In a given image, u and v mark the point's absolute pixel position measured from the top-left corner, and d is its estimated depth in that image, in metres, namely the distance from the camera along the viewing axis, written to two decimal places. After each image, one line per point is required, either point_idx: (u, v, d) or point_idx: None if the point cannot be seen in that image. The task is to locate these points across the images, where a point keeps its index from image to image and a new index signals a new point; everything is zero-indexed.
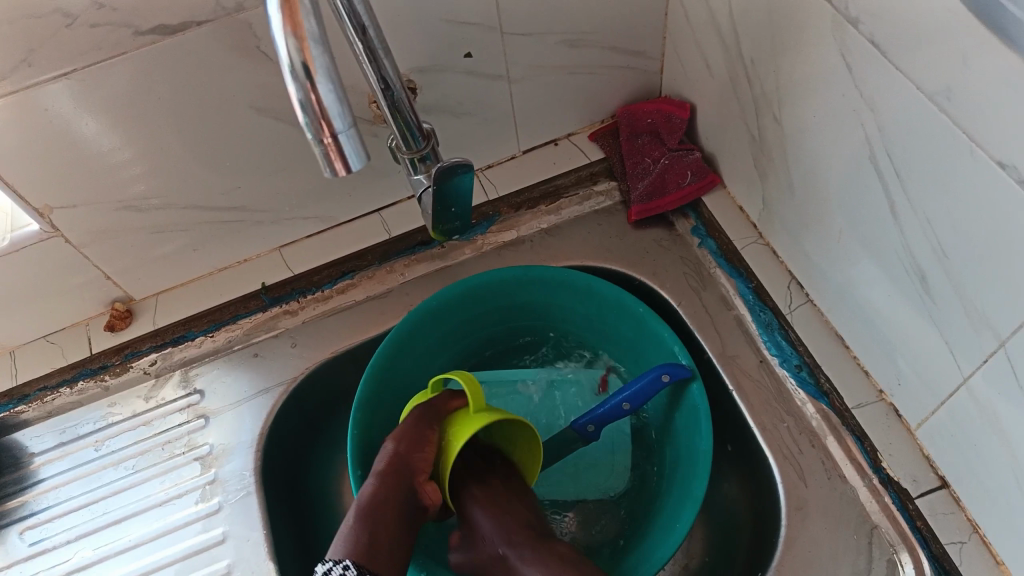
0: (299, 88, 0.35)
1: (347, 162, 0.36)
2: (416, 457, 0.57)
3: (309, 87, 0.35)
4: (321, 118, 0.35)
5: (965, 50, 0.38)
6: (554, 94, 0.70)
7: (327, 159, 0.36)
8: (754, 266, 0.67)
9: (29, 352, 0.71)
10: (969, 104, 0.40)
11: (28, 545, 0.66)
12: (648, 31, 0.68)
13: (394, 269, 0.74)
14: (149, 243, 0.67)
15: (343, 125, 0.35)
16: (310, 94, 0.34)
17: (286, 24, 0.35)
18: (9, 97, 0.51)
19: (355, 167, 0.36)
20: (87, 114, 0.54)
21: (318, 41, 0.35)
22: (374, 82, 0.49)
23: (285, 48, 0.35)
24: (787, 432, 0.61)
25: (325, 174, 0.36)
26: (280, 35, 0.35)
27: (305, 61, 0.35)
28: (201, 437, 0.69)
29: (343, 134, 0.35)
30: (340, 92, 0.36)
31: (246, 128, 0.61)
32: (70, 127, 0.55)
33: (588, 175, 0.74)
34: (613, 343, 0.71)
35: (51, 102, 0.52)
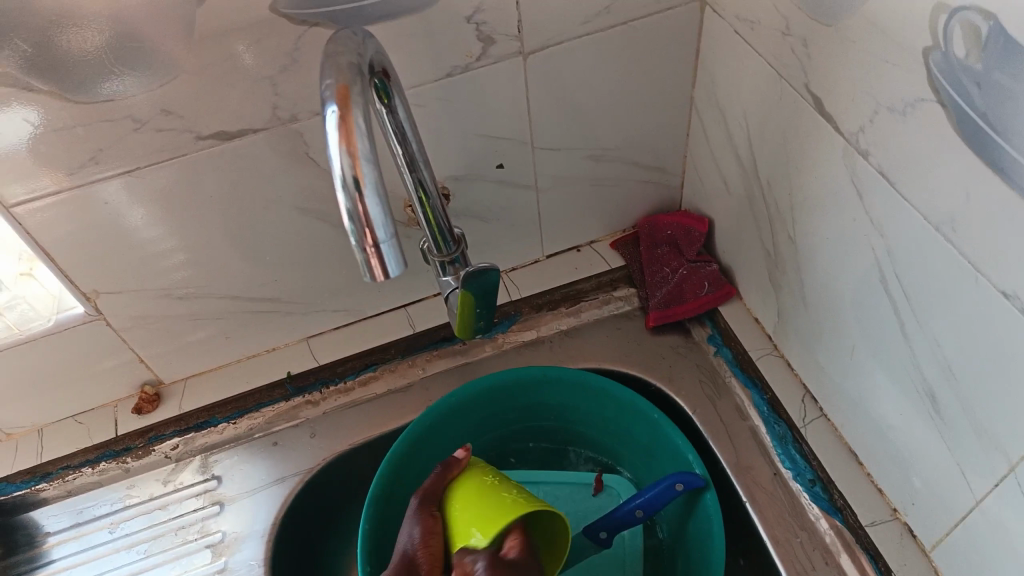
0: (349, 200, 0.38)
1: (386, 269, 0.39)
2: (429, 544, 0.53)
3: (357, 200, 0.38)
4: (366, 228, 0.38)
5: (967, 185, 0.41)
6: (578, 203, 0.73)
7: (370, 267, 0.39)
8: (769, 377, 0.68)
9: (56, 431, 0.73)
10: (972, 234, 0.42)
11: None
12: (669, 149, 0.72)
13: (416, 363, 0.76)
14: (184, 330, 0.70)
15: (385, 236, 0.38)
16: (358, 206, 0.38)
17: (341, 139, 0.38)
18: (75, 187, 0.55)
19: (393, 274, 0.39)
20: (143, 206, 0.58)
21: (371, 157, 0.38)
22: (412, 189, 0.52)
23: (339, 162, 0.38)
24: (801, 546, 0.61)
25: (364, 278, 0.39)
26: (335, 149, 0.38)
27: (356, 176, 0.38)
28: (215, 523, 0.69)
29: (385, 244, 0.38)
30: (385, 205, 0.39)
31: (286, 225, 0.65)
32: (126, 218, 0.59)
33: (608, 281, 0.77)
34: (627, 448, 0.72)
35: (112, 195, 0.56)
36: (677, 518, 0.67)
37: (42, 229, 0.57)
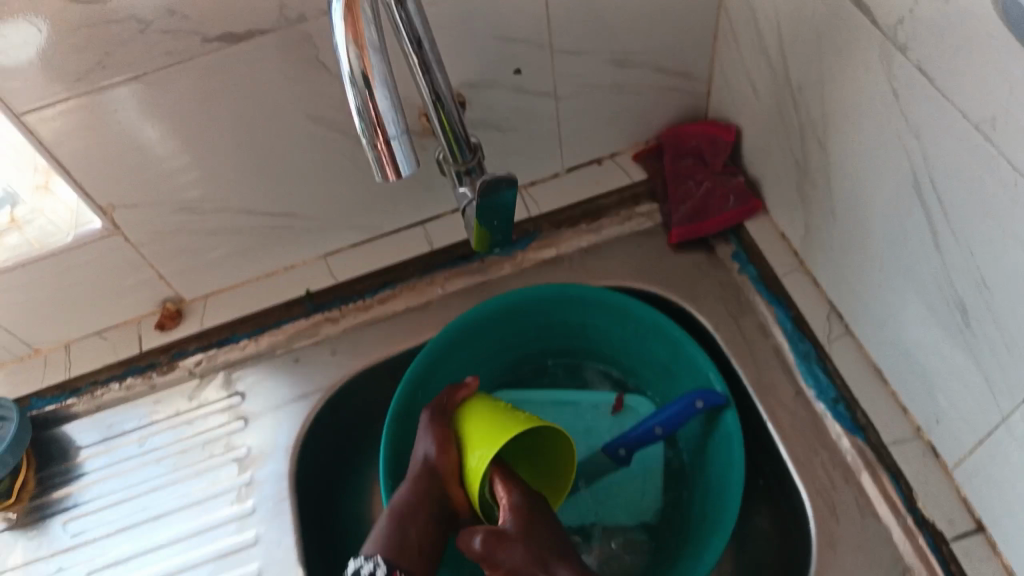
0: (360, 99, 0.38)
1: (397, 167, 0.40)
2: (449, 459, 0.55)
3: (367, 96, 0.38)
4: (375, 125, 0.38)
5: (1013, 78, 0.38)
6: (600, 113, 0.71)
7: (380, 161, 0.40)
8: (795, 295, 0.67)
9: (83, 347, 0.74)
10: (1015, 134, 0.39)
11: (70, 536, 0.68)
12: (695, 54, 0.69)
13: (435, 281, 0.75)
14: (202, 246, 0.70)
15: (394, 130, 0.39)
16: (368, 103, 0.38)
17: (348, 32, 0.37)
18: (82, 96, 0.54)
19: (404, 171, 0.40)
20: (151, 119, 0.57)
21: (379, 52, 0.38)
22: (426, 93, 0.50)
23: (347, 54, 0.38)
24: (820, 465, 0.60)
25: (376, 174, 0.41)
26: (342, 41, 0.38)
27: (365, 73, 0.38)
28: (239, 438, 0.70)
29: (395, 139, 0.39)
30: (394, 98, 0.39)
31: (299, 137, 0.63)
32: (136, 130, 0.58)
33: (630, 196, 0.75)
34: (648, 367, 0.72)
35: (120, 105, 0.55)
36: (697, 437, 0.67)
37: (55, 138, 0.56)
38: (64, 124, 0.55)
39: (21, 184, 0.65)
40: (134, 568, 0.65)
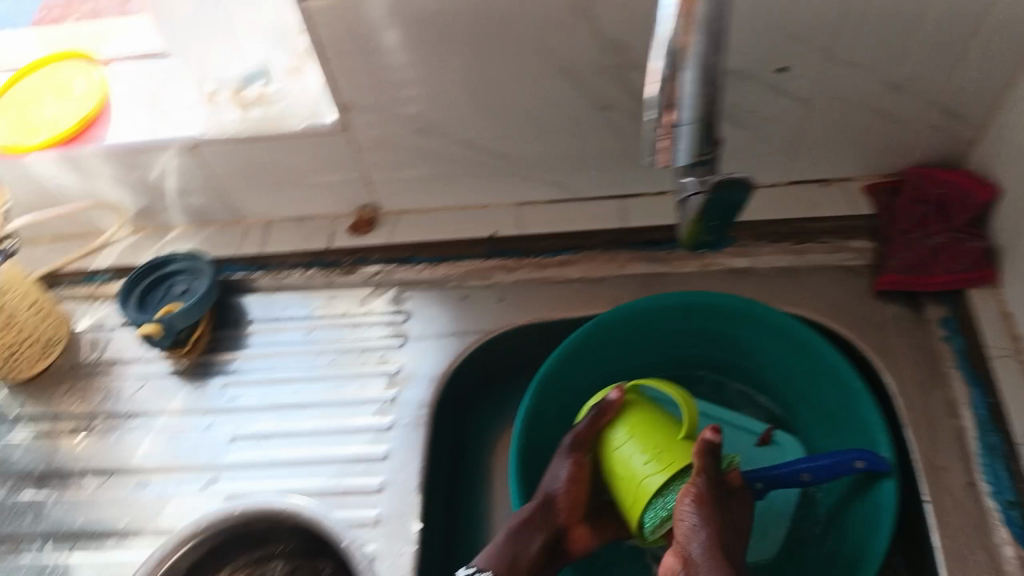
0: (668, 76, 0.46)
1: (674, 151, 0.49)
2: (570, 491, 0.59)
3: (676, 76, 0.46)
4: (673, 107, 0.47)
5: None
6: (846, 133, 0.67)
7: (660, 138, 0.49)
8: (1002, 383, 0.60)
9: (282, 228, 0.80)
10: None
11: (223, 400, 0.73)
12: (974, 99, 0.62)
13: (615, 260, 0.73)
14: (413, 165, 0.72)
15: (687, 118, 0.47)
16: (674, 81, 0.46)
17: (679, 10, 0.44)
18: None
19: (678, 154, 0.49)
20: (390, 28, 0.60)
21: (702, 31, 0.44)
22: (688, 84, 0.46)
23: (672, 28, 0.44)
24: (975, 565, 0.55)
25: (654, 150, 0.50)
26: (673, 15, 0.44)
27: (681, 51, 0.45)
28: (394, 355, 0.73)
29: (684, 125, 0.48)
30: (698, 88, 0.46)
31: (541, 81, 0.64)
32: (373, 36, 0.60)
33: (846, 228, 0.71)
34: (811, 411, 0.67)
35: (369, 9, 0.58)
36: (837, 499, 0.63)
37: (323, 28, 0.60)
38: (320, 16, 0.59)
39: (278, 63, 0.71)
40: (275, 446, 0.70)
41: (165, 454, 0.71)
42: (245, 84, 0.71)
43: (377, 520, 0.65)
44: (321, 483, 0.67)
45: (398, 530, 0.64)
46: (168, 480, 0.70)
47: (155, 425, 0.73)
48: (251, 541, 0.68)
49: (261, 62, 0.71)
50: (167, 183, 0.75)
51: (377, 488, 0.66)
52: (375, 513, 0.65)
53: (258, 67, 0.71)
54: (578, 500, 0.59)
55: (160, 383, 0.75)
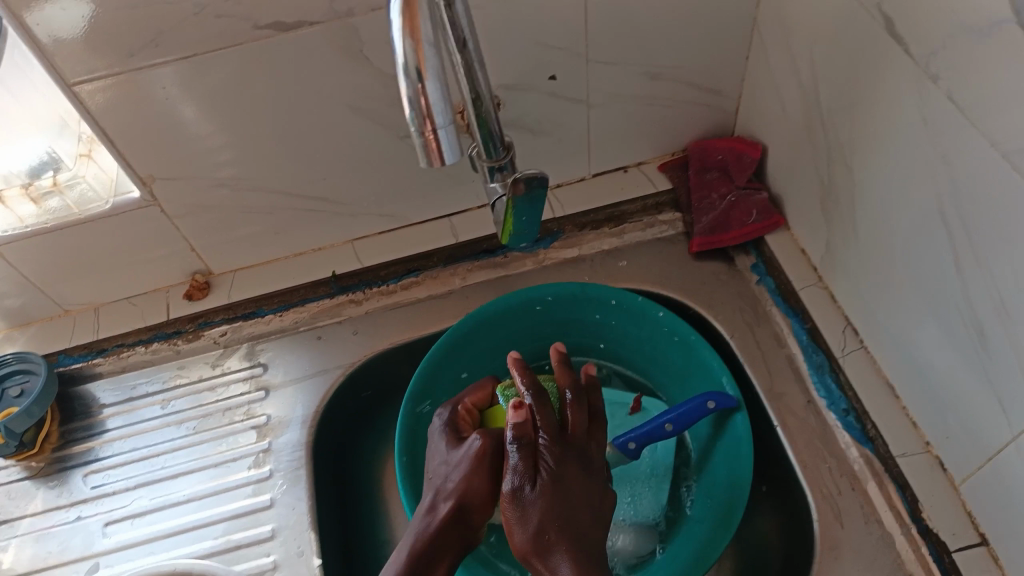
0: (411, 89, 0.38)
1: (442, 154, 0.41)
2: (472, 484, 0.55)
3: (419, 88, 0.38)
4: (426, 114, 0.39)
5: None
6: (630, 122, 0.73)
7: (426, 150, 0.40)
8: (811, 308, 0.68)
9: (113, 310, 0.77)
10: None
11: (90, 488, 0.70)
12: (728, 71, 0.70)
13: (457, 272, 0.77)
14: (235, 223, 0.72)
15: (443, 121, 0.39)
16: (419, 93, 0.38)
17: (404, 23, 0.38)
18: (113, 79, 0.57)
19: (451, 160, 0.41)
20: (176, 103, 0.60)
21: (432, 42, 0.38)
22: (438, 97, 0.39)
23: (402, 48, 0.38)
24: (827, 471, 0.61)
25: (420, 161, 0.41)
26: (397, 34, 0.38)
27: (418, 64, 0.38)
28: (260, 407, 0.72)
29: (443, 129, 0.40)
30: (445, 91, 0.39)
31: (339, 124, 0.66)
32: (164, 113, 0.61)
33: (653, 204, 0.77)
34: (662, 369, 0.72)
35: (144, 87, 0.58)
36: (703, 445, 0.68)
37: (100, 110, 0.59)
38: (97, 105, 0.59)
39: (65, 149, 0.67)
40: (152, 522, 0.67)
41: (35, 555, 0.67)
42: (35, 177, 0.67)
43: (275, 566, 0.63)
44: (209, 543, 0.65)
45: (298, 571, 0.63)
46: None
47: (17, 532, 0.68)
48: None
49: (46, 151, 0.66)
50: None
51: (270, 535, 0.65)
52: (272, 559, 0.63)
53: (43, 156, 0.67)
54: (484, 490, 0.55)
55: (12, 487, 0.71)
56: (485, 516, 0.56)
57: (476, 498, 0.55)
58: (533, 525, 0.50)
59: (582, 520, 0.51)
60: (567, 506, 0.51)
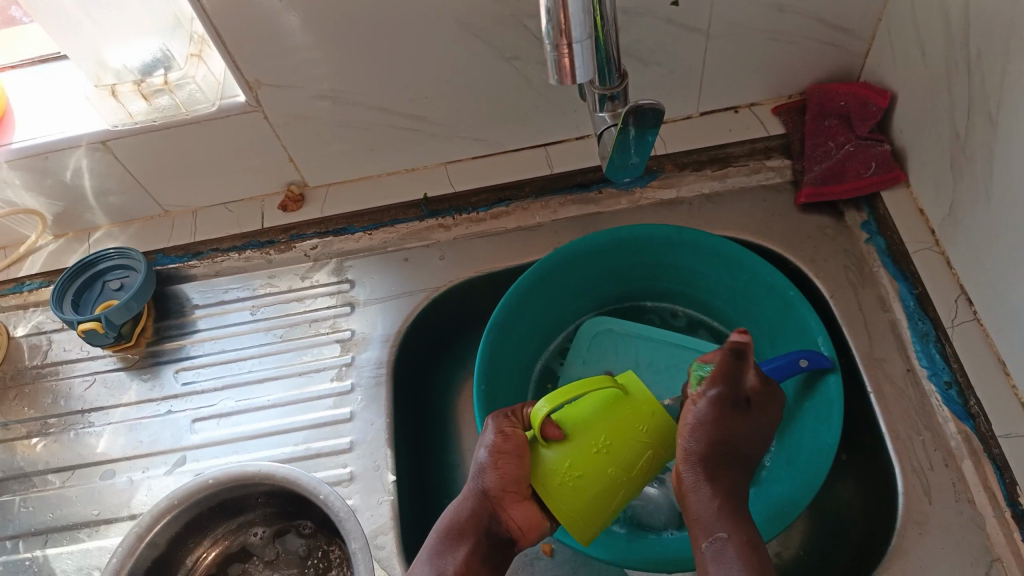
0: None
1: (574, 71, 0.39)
2: (503, 470, 0.52)
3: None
4: (562, 27, 0.37)
5: None
6: (748, 58, 0.68)
7: (559, 67, 0.39)
8: (923, 273, 0.63)
9: (209, 215, 0.79)
10: None
11: (181, 385, 0.73)
12: (863, 9, 0.64)
13: (548, 205, 0.75)
14: (333, 137, 0.72)
15: (580, 34, 0.37)
16: (559, 3, 0.36)
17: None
18: None
19: (583, 79, 0.39)
20: (287, 7, 0.60)
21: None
22: (578, 10, 0.36)
23: None
24: (921, 445, 0.58)
25: (550, 79, 0.39)
26: None
27: None
28: (345, 322, 0.73)
29: (579, 44, 0.38)
30: (586, 1, 0.37)
31: (446, 40, 0.64)
32: (275, 16, 0.60)
33: (762, 149, 0.73)
34: (753, 324, 0.69)
35: None
36: (790, 402, 0.65)
37: (213, 8, 0.59)
38: (209, 3, 0.59)
39: (178, 49, 0.67)
40: (237, 422, 0.70)
41: (127, 443, 0.70)
42: (147, 75, 0.67)
43: (351, 478, 0.65)
44: (290, 449, 0.67)
45: (372, 484, 0.64)
46: (133, 467, 0.69)
47: (110, 420, 0.72)
48: (229, 510, 0.69)
49: (159, 49, 0.66)
50: (83, 183, 0.73)
51: (348, 447, 0.66)
52: (348, 471, 0.65)
53: (156, 53, 0.66)
54: (516, 478, 0.52)
55: (109, 378, 0.74)
56: (521, 504, 0.53)
57: (505, 483, 0.52)
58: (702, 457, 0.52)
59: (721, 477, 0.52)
60: (723, 448, 0.52)
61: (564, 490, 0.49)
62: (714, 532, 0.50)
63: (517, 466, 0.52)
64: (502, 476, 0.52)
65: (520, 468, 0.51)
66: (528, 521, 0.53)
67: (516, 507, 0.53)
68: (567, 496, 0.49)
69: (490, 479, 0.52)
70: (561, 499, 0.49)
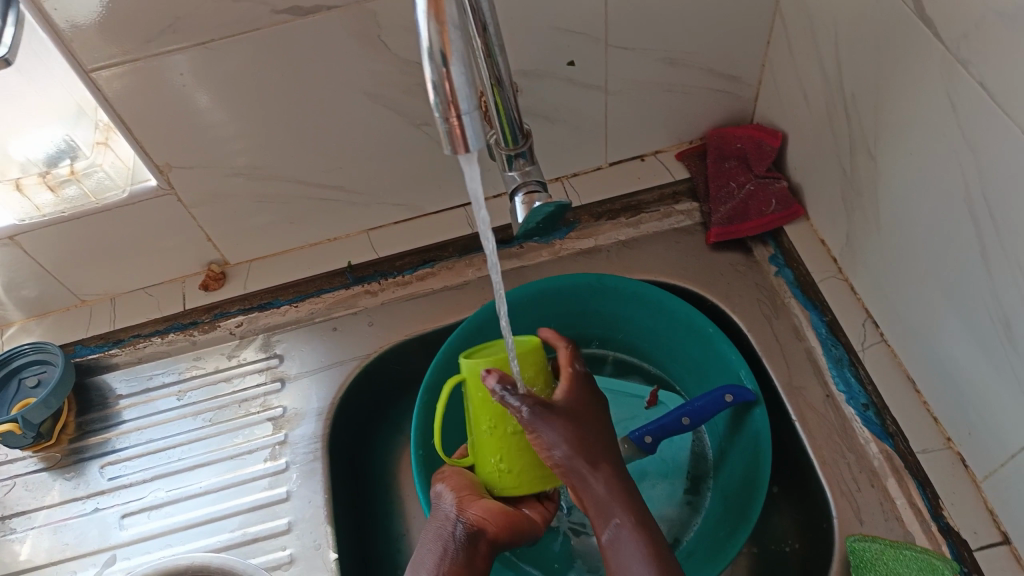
0: (435, 74, 0.37)
1: (466, 141, 0.39)
2: (453, 484, 0.57)
3: (443, 72, 0.37)
4: (450, 100, 0.37)
5: None
6: (647, 110, 0.72)
7: (450, 137, 0.39)
8: (831, 301, 0.67)
9: (128, 301, 0.77)
10: None
11: (107, 480, 0.70)
12: (747, 57, 0.69)
13: (473, 263, 0.76)
14: (250, 213, 0.72)
15: (468, 106, 0.38)
16: (443, 77, 0.37)
17: (429, 5, 0.36)
18: (127, 65, 0.57)
19: (475, 147, 0.39)
20: (193, 91, 0.60)
21: (457, 25, 0.37)
22: (463, 85, 0.37)
23: (427, 30, 0.36)
24: (846, 468, 0.60)
25: (444, 149, 0.39)
26: (422, 16, 0.36)
27: (443, 48, 0.36)
28: (276, 399, 0.72)
29: (467, 116, 0.38)
30: (469, 75, 0.38)
31: (355, 112, 0.65)
32: (182, 101, 0.61)
33: (671, 194, 0.76)
34: (679, 363, 0.71)
35: (157, 73, 0.58)
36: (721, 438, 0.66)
37: (116, 96, 0.59)
38: (109, 92, 0.59)
39: (82, 137, 0.66)
40: (170, 514, 0.67)
41: (53, 548, 0.67)
42: (52, 165, 0.67)
43: (292, 559, 0.63)
44: (226, 536, 0.65)
45: (315, 564, 0.63)
46: (59, 573, 0.66)
47: (34, 524, 0.68)
48: None
49: (63, 139, 0.66)
50: None
51: (286, 529, 0.65)
52: (288, 553, 0.63)
53: (60, 143, 0.66)
54: (468, 485, 0.57)
55: (30, 480, 0.71)
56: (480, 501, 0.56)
57: (459, 492, 0.56)
58: (568, 461, 0.52)
59: (591, 445, 0.53)
60: (581, 433, 0.53)
61: (506, 477, 0.56)
62: (612, 519, 0.52)
63: (464, 476, 0.58)
64: (453, 487, 0.57)
65: (466, 476, 0.58)
66: (493, 515, 0.55)
67: (476, 504, 0.55)
68: (511, 479, 0.56)
69: (445, 495, 0.56)
70: (514, 482, 0.56)
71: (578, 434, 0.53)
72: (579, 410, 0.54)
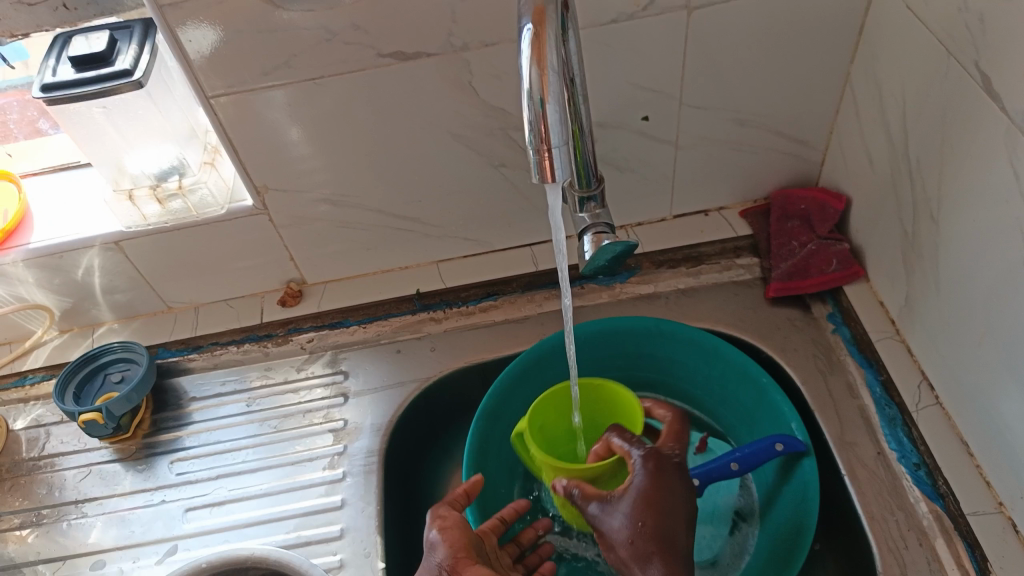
0: (532, 112, 0.40)
1: (554, 171, 0.42)
2: (449, 539, 0.54)
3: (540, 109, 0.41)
4: (543, 133, 0.41)
5: None
6: (714, 166, 0.75)
7: (540, 167, 0.42)
8: (887, 360, 0.67)
9: (211, 311, 0.83)
10: None
11: (174, 475, 0.74)
12: (814, 123, 0.72)
13: (535, 299, 0.80)
14: (332, 237, 0.77)
15: (558, 141, 0.41)
16: (539, 113, 0.40)
17: (533, 50, 0.40)
18: (242, 93, 0.63)
19: (562, 178, 0.43)
20: (297, 122, 0.66)
21: (556, 70, 0.41)
22: (558, 121, 0.41)
23: (528, 72, 0.40)
24: (895, 526, 0.60)
25: (533, 178, 0.43)
26: (526, 57, 0.40)
27: (542, 89, 0.40)
28: (338, 412, 0.76)
29: (557, 149, 0.42)
30: (562, 113, 0.41)
31: (440, 150, 0.70)
32: (286, 130, 0.67)
33: (732, 248, 0.78)
34: (731, 411, 0.72)
35: (265, 102, 0.64)
36: (768, 488, 0.67)
37: (228, 120, 0.65)
38: (219, 117, 0.65)
39: (193, 158, 0.72)
40: (229, 511, 0.71)
41: (120, 533, 0.71)
42: (162, 180, 0.72)
43: (342, 565, 0.65)
44: (281, 537, 0.68)
45: (363, 571, 0.65)
46: (123, 557, 0.69)
47: (104, 510, 0.73)
48: None
49: (176, 158, 0.71)
50: (92, 281, 0.77)
51: (339, 535, 0.67)
52: (338, 559, 0.66)
53: (172, 162, 0.71)
54: (463, 544, 0.54)
55: (105, 469, 0.75)
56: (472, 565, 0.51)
57: (455, 550, 0.52)
58: (622, 556, 0.51)
59: (644, 538, 0.51)
60: (636, 525, 0.51)
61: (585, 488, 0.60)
62: None
63: (462, 534, 0.54)
64: (450, 544, 0.53)
65: (463, 540, 0.54)
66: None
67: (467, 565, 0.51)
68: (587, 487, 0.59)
69: (439, 550, 0.53)
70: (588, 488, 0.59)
71: (635, 524, 0.52)
72: (643, 501, 0.52)
